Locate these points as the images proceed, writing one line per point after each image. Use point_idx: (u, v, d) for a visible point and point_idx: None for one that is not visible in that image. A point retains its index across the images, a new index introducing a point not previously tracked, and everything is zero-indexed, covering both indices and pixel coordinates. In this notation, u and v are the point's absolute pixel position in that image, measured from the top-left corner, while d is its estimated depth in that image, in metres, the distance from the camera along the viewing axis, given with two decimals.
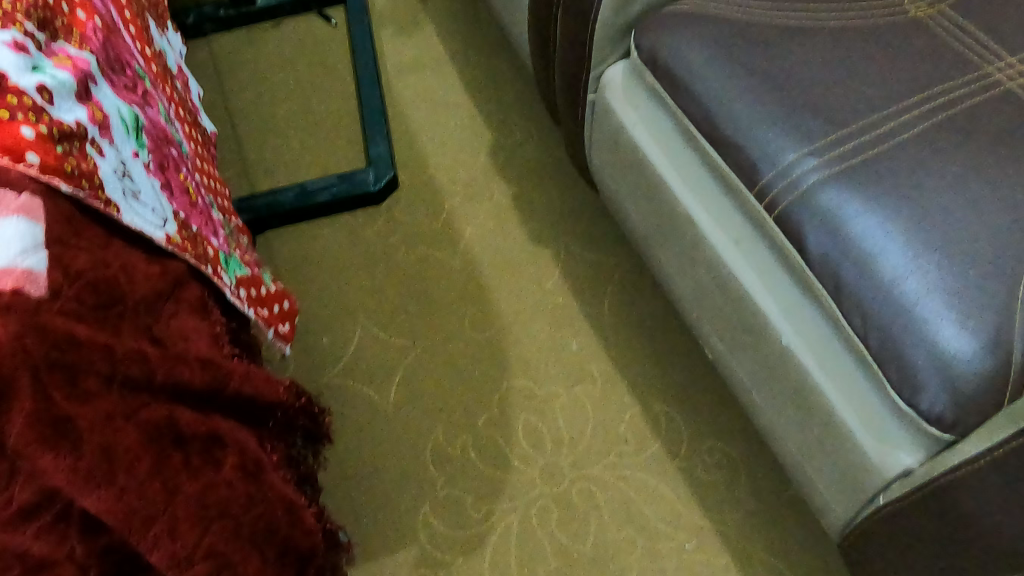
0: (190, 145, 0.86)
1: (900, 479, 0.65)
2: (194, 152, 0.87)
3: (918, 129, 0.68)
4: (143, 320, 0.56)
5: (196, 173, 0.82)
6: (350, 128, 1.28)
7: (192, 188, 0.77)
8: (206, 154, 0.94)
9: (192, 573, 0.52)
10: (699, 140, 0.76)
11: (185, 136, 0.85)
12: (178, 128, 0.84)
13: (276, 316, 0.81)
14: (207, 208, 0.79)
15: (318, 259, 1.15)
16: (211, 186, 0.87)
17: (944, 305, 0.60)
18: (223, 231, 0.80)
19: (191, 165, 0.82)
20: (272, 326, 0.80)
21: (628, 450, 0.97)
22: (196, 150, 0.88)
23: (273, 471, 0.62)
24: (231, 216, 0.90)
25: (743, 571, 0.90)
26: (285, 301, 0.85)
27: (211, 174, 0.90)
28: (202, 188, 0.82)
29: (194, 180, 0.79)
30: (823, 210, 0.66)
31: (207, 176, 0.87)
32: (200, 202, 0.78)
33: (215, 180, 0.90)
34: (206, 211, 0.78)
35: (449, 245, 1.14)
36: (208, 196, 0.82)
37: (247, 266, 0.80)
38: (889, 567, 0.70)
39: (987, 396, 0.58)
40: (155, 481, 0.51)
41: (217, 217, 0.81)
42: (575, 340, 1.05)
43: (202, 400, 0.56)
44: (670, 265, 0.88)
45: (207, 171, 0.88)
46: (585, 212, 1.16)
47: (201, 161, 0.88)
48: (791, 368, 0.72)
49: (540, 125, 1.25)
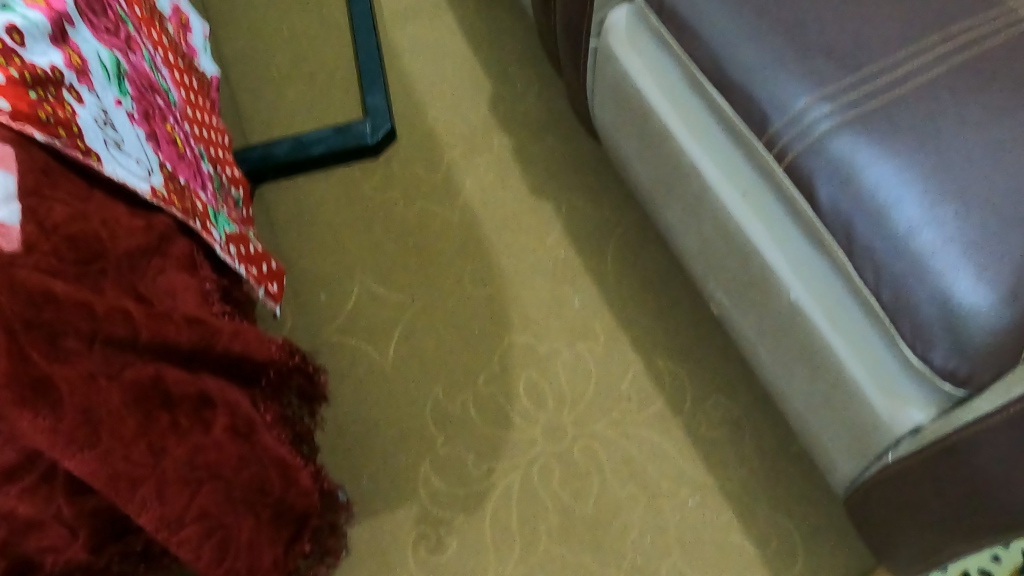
0: (179, 93, 0.83)
1: (910, 436, 0.63)
2: (184, 100, 0.83)
3: (938, 71, 0.65)
4: (127, 277, 0.54)
5: (184, 124, 0.79)
6: (346, 78, 1.24)
7: (179, 139, 0.74)
8: (201, 101, 0.90)
9: (182, 535, 0.51)
10: (705, 86, 0.73)
11: (173, 83, 0.82)
12: (165, 74, 0.80)
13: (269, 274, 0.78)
14: (196, 160, 0.76)
15: (314, 213, 1.12)
16: (202, 136, 0.84)
17: (961, 257, 0.57)
18: (212, 184, 0.78)
19: (179, 114, 0.79)
20: (262, 287, 0.77)
21: (630, 407, 0.96)
22: (187, 98, 0.85)
23: (266, 431, 0.60)
24: (225, 167, 0.87)
25: (746, 527, 0.89)
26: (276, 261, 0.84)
27: (205, 122, 0.87)
28: (191, 139, 0.79)
29: (181, 131, 0.76)
30: (835, 159, 0.63)
31: (198, 125, 0.84)
32: (189, 154, 0.75)
33: (209, 129, 0.87)
34: (195, 164, 0.75)
35: (448, 199, 1.12)
36: (197, 146, 0.79)
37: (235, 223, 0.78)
38: (895, 524, 0.69)
39: (1003, 350, 0.57)
40: (142, 442, 0.49)
41: (206, 169, 0.79)
42: (577, 296, 1.03)
43: (190, 359, 0.54)
44: (675, 218, 0.86)
45: (199, 120, 0.85)
46: (588, 165, 1.13)
47: (192, 109, 0.85)
48: (799, 323, 0.70)
49: (541, 73, 1.21)
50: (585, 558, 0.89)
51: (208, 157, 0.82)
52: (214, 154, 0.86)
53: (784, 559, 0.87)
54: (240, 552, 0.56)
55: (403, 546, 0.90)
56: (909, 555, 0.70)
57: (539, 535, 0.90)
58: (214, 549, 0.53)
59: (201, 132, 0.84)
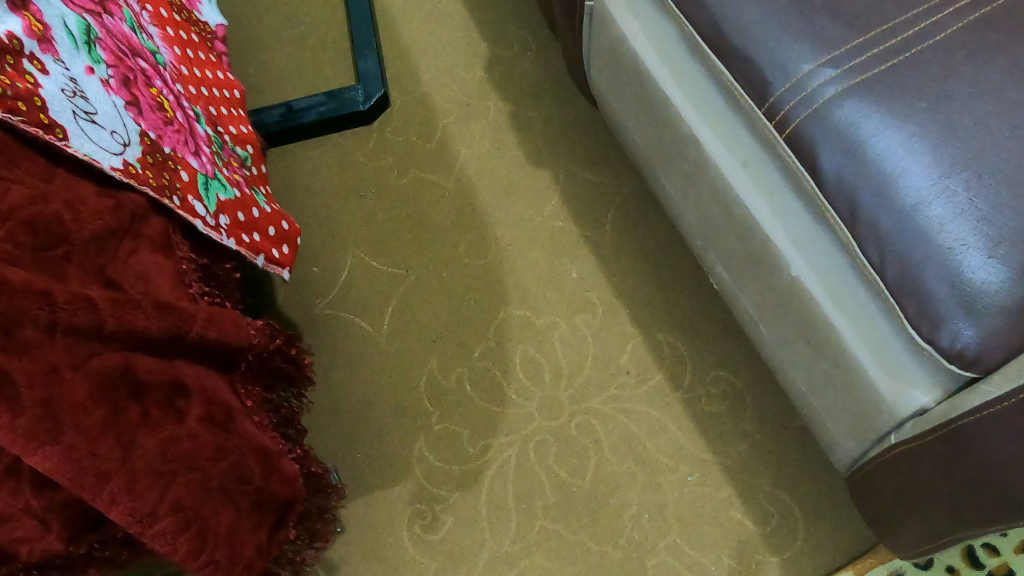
0: (172, 51, 0.76)
1: (913, 418, 0.61)
2: (178, 59, 0.76)
3: (951, 31, 0.61)
4: (95, 260, 0.52)
5: (177, 85, 0.72)
6: (336, 40, 1.19)
7: (169, 103, 0.67)
8: (198, 56, 0.84)
9: (156, 528, 0.50)
10: (703, 50, 0.69)
11: (161, 42, 0.74)
12: (152, 32, 0.73)
13: (266, 243, 0.75)
14: (190, 123, 0.70)
15: (305, 182, 1.09)
16: (200, 97, 0.77)
17: (971, 232, 0.54)
18: (210, 149, 0.72)
19: (171, 75, 0.72)
20: (264, 252, 0.75)
21: (629, 381, 0.94)
22: (181, 56, 0.78)
23: (246, 418, 0.59)
24: (227, 128, 0.81)
25: (745, 503, 0.88)
26: (284, 222, 0.80)
27: (202, 81, 0.80)
28: (185, 100, 0.72)
29: (173, 92, 0.69)
30: (840, 128, 0.60)
31: (193, 85, 0.77)
32: (180, 117, 0.68)
33: (208, 88, 0.81)
34: (189, 128, 0.68)
35: (442, 167, 1.08)
36: (191, 108, 0.72)
37: (235, 187, 0.74)
38: (897, 505, 0.68)
39: (1014, 330, 0.54)
40: (109, 436, 0.47)
41: (204, 133, 0.72)
42: (575, 267, 1.00)
43: (163, 346, 0.52)
44: (674, 189, 0.83)
45: (194, 78, 0.78)
46: (587, 130, 1.09)
47: (188, 67, 0.78)
48: (801, 300, 0.67)
49: (538, 33, 1.16)
50: (581, 535, 0.87)
51: (206, 119, 0.75)
52: (215, 113, 0.80)
53: (784, 535, 0.86)
54: (219, 544, 0.54)
55: (398, 523, 0.89)
56: (909, 534, 0.69)
57: (535, 512, 0.88)
58: (192, 542, 0.52)
59: (197, 91, 0.77)
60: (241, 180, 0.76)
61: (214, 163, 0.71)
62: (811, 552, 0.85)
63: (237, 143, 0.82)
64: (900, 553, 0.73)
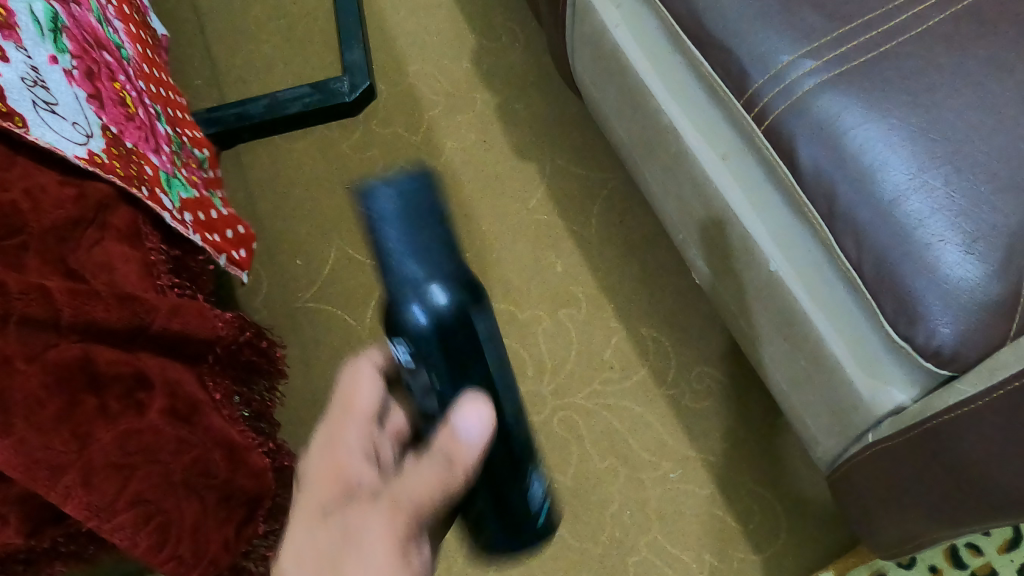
0: (134, 47, 0.75)
1: (890, 417, 0.60)
2: (138, 56, 0.75)
3: (933, 22, 0.60)
4: (56, 251, 0.51)
5: (139, 80, 0.71)
6: (322, 30, 1.18)
7: (132, 98, 0.65)
8: (158, 58, 0.83)
9: (115, 523, 0.49)
10: (682, 40, 0.68)
11: (125, 36, 0.73)
12: (117, 26, 0.72)
13: (230, 242, 0.75)
14: (151, 120, 0.68)
15: (288, 173, 1.08)
16: (161, 95, 0.76)
17: (948, 227, 0.53)
18: (170, 147, 0.71)
19: (134, 71, 0.71)
20: (225, 252, 0.73)
21: (612, 376, 0.93)
22: (143, 54, 0.77)
23: (213, 411, 0.58)
24: (187, 129, 0.80)
25: (728, 501, 0.87)
26: (240, 226, 0.79)
27: (162, 80, 0.79)
28: (147, 97, 0.71)
29: (136, 88, 0.68)
30: (818, 120, 0.59)
31: (154, 83, 0.76)
32: (142, 113, 0.66)
33: (168, 88, 0.80)
34: (150, 125, 0.67)
35: (428, 159, 1.07)
36: (152, 105, 0.71)
37: (194, 187, 0.73)
38: (876, 503, 0.67)
39: (989, 327, 0.53)
40: (64, 428, 0.46)
41: (164, 130, 0.71)
42: (560, 261, 0.99)
43: (124, 338, 0.51)
44: (655, 182, 0.82)
45: (155, 77, 0.78)
46: (574, 123, 1.08)
47: (149, 65, 0.77)
48: (780, 296, 0.66)
49: (526, 24, 1.15)
50: (562, 531, 0.87)
51: (166, 118, 0.75)
52: (174, 113, 0.79)
53: (765, 533, 0.86)
54: (183, 539, 0.53)
55: None
56: (887, 532, 0.68)
57: None
58: (152, 536, 0.51)
59: (158, 90, 0.76)
60: (199, 180, 0.75)
61: (174, 161, 0.70)
62: (792, 549, 0.85)
63: (197, 145, 0.81)
64: (879, 551, 0.72)
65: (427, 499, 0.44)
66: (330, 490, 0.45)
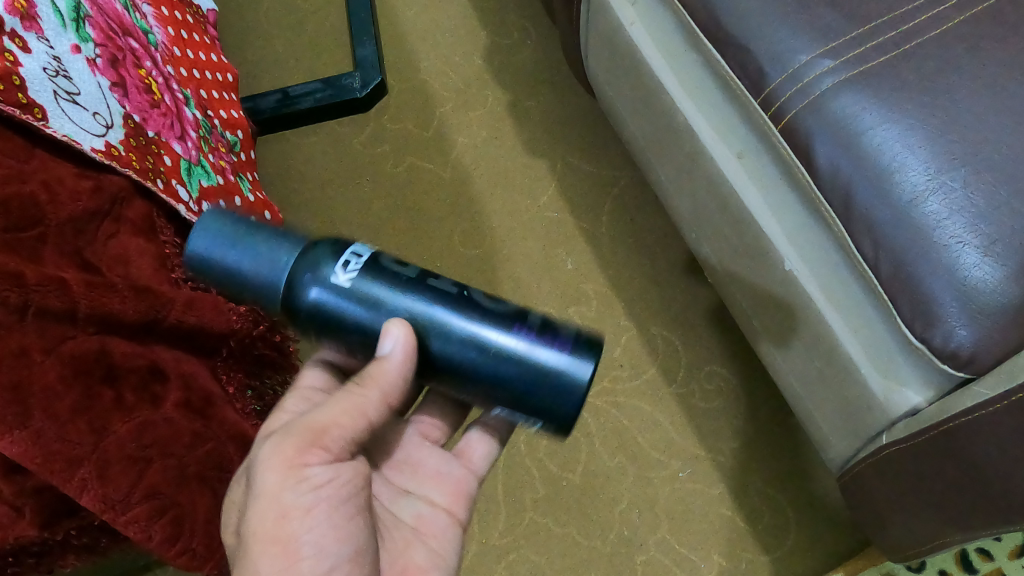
0: (163, 31, 0.75)
1: (904, 419, 0.60)
2: (169, 39, 0.75)
3: (954, 23, 0.60)
4: (71, 243, 0.51)
5: (167, 65, 0.71)
6: (335, 27, 1.18)
7: (158, 84, 0.65)
8: (193, 40, 0.83)
9: (130, 516, 0.49)
10: (698, 38, 0.67)
11: (156, 20, 0.74)
12: (146, 12, 0.72)
13: None
14: (179, 105, 0.69)
15: (299, 169, 1.08)
16: (191, 79, 0.76)
17: (966, 229, 0.53)
18: (196, 133, 0.70)
19: (162, 57, 0.71)
20: None
21: (622, 374, 0.93)
22: (174, 38, 0.77)
23: (226, 404, 0.58)
24: (219, 112, 0.80)
25: (736, 501, 0.87)
26: (267, 211, 0.79)
27: (195, 62, 0.80)
28: (176, 83, 0.71)
29: (163, 73, 0.68)
30: (836, 120, 0.58)
31: (186, 66, 0.76)
32: (168, 99, 0.67)
33: (200, 71, 0.80)
34: (177, 111, 0.67)
35: (439, 156, 1.07)
36: (181, 90, 0.71)
37: (220, 174, 0.73)
38: (887, 506, 0.66)
39: (1008, 330, 0.53)
40: (80, 420, 0.46)
41: (191, 116, 0.71)
42: (570, 259, 0.99)
43: (139, 330, 0.51)
44: (668, 180, 0.82)
45: (187, 60, 0.78)
46: (586, 122, 1.08)
47: (179, 48, 0.77)
48: (794, 296, 0.66)
49: (539, 23, 1.15)
50: (570, 529, 0.86)
51: (195, 102, 0.74)
52: (206, 95, 0.79)
53: (774, 534, 0.86)
54: (197, 532, 0.53)
55: None
56: (899, 536, 0.68)
57: (524, 505, 0.87)
58: (167, 529, 0.51)
59: (189, 74, 0.77)
60: (226, 167, 0.75)
61: (201, 147, 0.70)
62: (801, 550, 0.85)
63: (227, 128, 0.81)
64: (890, 554, 0.72)
65: (353, 427, 0.47)
66: (271, 456, 0.45)
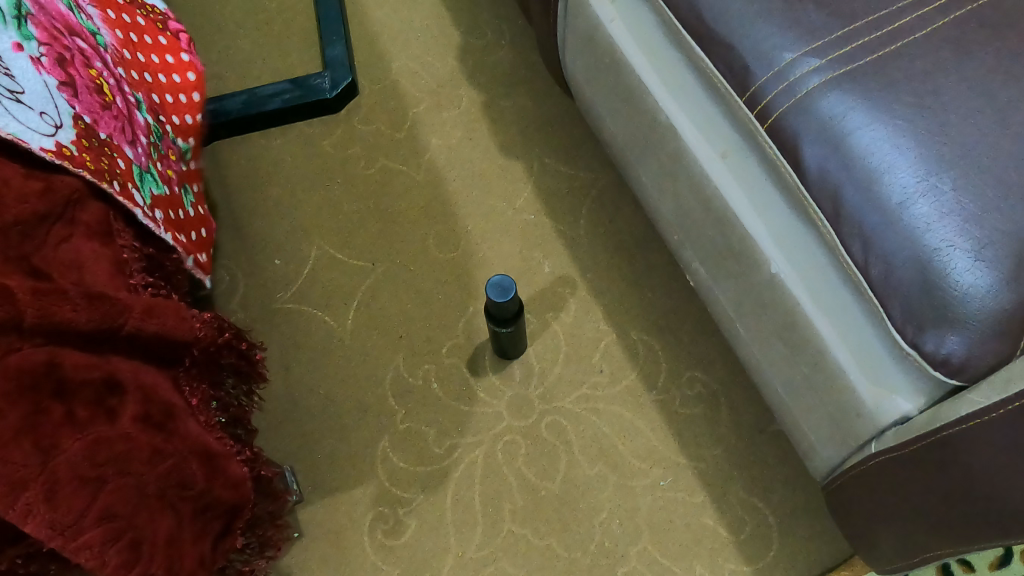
0: (114, 33, 0.71)
1: (894, 428, 0.58)
2: (118, 41, 0.72)
3: (940, 25, 0.58)
4: (18, 248, 0.47)
5: (117, 67, 0.67)
6: (304, 26, 1.14)
7: (109, 86, 0.62)
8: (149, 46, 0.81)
9: (80, 541, 0.46)
10: (684, 37, 0.66)
11: (104, 21, 0.70)
12: (93, 12, 0.69)
13: (197, 244, 0.73)
14: (131, 109, 0.65)
15: (267, 172, 1.04)
16: (143, 82, 0.73)
17: (957, 232, 0.52)
18: (147, 138, 0.67)
19: (112, 58, 0.68)
20: (192, 255, 0.71)
21: (601, 380, 0.91)
22: (125, 38, 0.74)
23: (189, 416, 0.55)
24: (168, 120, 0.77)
25: (719, 510, 0.85)
26: (202, 229, 0.77)
27: (146, 67, 0.77)
28: (126, 85, 0.68)
29: (114, 75, 0.65)
30: (824, 119, 0.57)
31: (137, 69, 0.73)
32: (120, 102, 0.64)
33: (153, 73, 0.78)
34: (129, 115, 0.64)
35: (412, 158, 1.04)
36: (133, 93, 0.68)
37: (166, 184, 0.70)
38: (876, 516, 0.65)
39: (1001, 336, 0.51)
40: (26, 439, 0.44)
41: (142, 120, 0.67)
42: (548, 262, 0.97)
43: (93, 341, 0.48)
44: (650, 182, 0.80)
45: (138, 62, 0.75)
46: (562, 125, 1.05)
47: (133, 51, 0.74)
48: (780, 299, 0.64)
49: (513, 24, 1.13)
50: (550, 541, 0.84)
51: (148, 106, 0.71)
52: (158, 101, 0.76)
53: (758, 543, 0.83)
54: (155, 555, 0.50)
55: (359, 527, 0.85)
56: (889, 547, 0.66)
57: (503, 515, 0.85)
58: (123, 554, 0.48)
59: (140, 77, 0.73)
60: (173, 177, 0.72)
61: (150, 154, 0.67)
62: (786, 560, 0.82)
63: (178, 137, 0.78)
64: (877, 566, 0.70)
65: None
66: None
